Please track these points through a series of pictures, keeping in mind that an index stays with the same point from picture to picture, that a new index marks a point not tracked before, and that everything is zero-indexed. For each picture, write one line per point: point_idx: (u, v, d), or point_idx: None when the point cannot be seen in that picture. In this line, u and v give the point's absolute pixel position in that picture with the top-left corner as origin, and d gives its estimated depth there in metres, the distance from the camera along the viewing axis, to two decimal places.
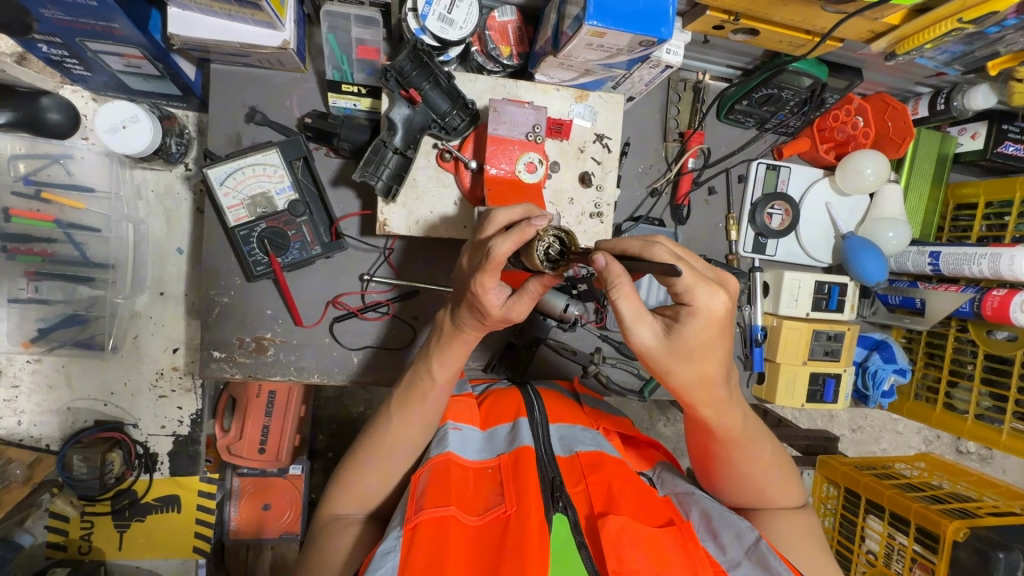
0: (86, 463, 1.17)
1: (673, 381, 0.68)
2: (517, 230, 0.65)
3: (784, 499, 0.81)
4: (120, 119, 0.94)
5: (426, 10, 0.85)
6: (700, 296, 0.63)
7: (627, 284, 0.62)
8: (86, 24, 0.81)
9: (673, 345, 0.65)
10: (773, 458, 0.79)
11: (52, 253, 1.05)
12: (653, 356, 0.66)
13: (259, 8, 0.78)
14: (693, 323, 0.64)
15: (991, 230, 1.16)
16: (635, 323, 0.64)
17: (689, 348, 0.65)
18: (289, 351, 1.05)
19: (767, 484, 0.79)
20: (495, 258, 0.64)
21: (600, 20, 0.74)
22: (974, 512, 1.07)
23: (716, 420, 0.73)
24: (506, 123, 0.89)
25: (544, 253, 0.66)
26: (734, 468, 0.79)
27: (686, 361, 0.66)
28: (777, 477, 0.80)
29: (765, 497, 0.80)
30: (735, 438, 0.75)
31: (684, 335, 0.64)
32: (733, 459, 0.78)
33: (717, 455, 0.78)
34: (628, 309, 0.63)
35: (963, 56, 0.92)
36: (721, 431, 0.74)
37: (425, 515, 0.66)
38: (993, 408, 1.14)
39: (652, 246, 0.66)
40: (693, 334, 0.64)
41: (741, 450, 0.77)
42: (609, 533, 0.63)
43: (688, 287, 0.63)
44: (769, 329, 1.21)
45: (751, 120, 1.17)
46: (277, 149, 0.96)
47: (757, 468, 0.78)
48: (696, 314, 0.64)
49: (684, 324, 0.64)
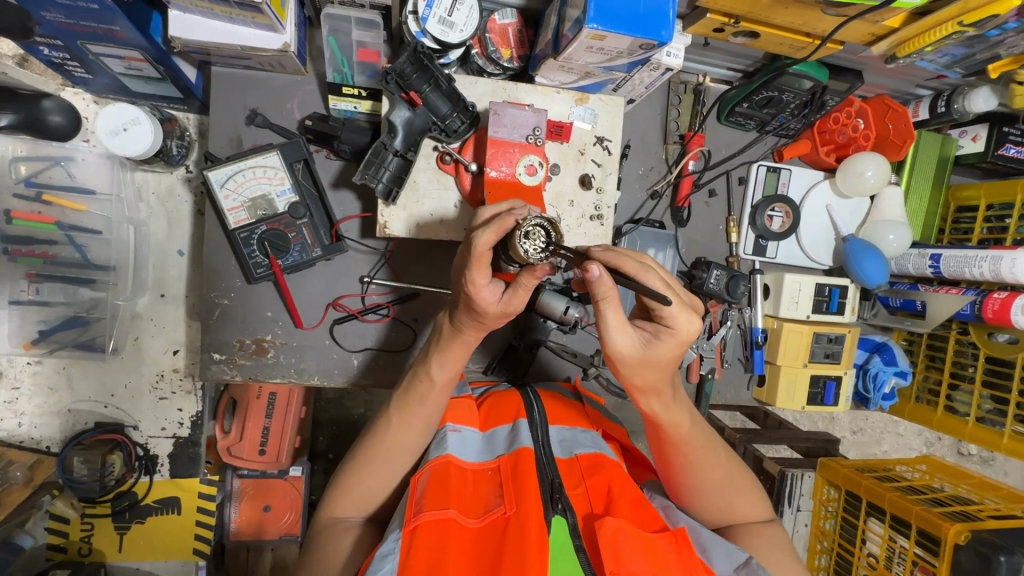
0: (86, 465, 1.16)
1: (637, 382, 0.70)
2: (498, 220, 0.65)
3: (750, 511, 0.81)
4: (121, 122, 0.94)
5: (427, 13, 0.85)
6: (683, 320, 0.65)
7: (614, 293, 0.64)
8: (87, 26, 0.81)
9: (643, 355, 0.67)
10: (731, 469, 0.81)
11: (53, 254, 1.05)
12: (624, 363, 0.68)
13: (260, 11, 0.79)
14: (669, 343, 0.66)
15: (992, 233, 1.16)
16: (615, 333, 0.65)
17: (659, 362, 0.67)
18: (290, 354, 1.06)
19: (730, 496, 0.80)
20: (478, 250, 0.65)
21: (600, 23, 0.74)
22: (975, 515, 1.07)
23: (675, 427, 0.75)
24: (506, 125, 0.89)
25: (529, 248, 0.66)
26: (697, 480, 0.79)
27: (652, 369, 0.68)
28: (738, 489, 0.81)
29: (731, 510, 0.81)
30: (693, 448, 0.77)
31: (657, 350, 0.66)
32: (695, 471, 0.78)
33: (677, 467, 0.79)
34: (612, 320, 0.65)
35: (964, 58, 0.92)
36: (677, 440, 0.76)
37: (424, 517, 0.66)
38: (994, 411, 1.14)
39: (646, 270, 0.65)
40: (667, 352, 0.66)
41: (700, 460, 0.78)
42: (608, 535, 0.62)
43: (673, 311, 0.65)
44: (770, 331, 1.22)
45: (752, 122, 1.17)
46: (278, 151, 0.96)
47: (717, 480, 0.79)
48: (674, 337, 0.66)
49: (662, 342, 0.66)
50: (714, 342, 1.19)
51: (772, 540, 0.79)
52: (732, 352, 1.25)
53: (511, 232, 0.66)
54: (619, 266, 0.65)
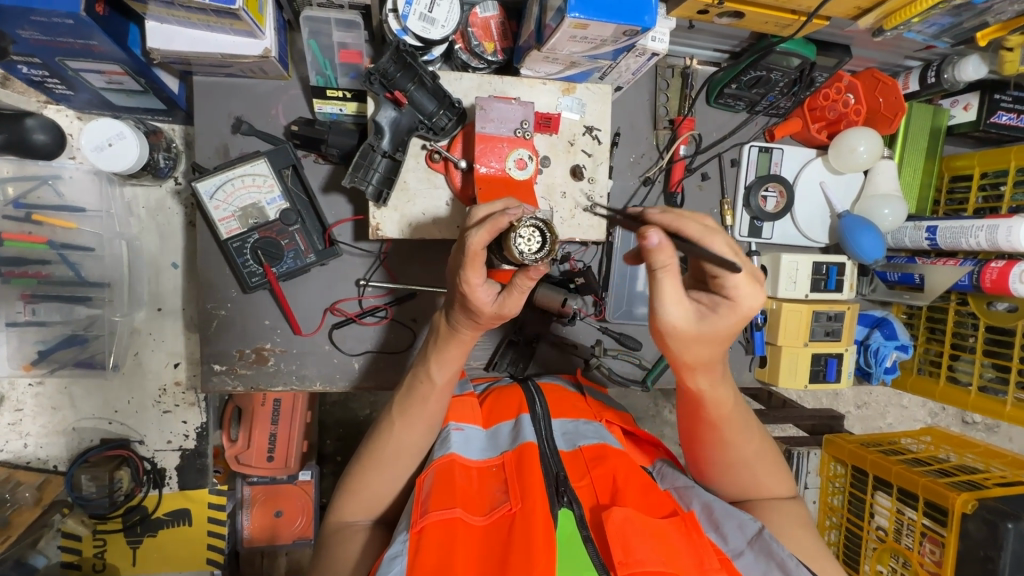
0: (95, 483, 1.19)
1: (686, 358, 0.69)
2: (492, 220, 0.64)
3: (778, 488, 0.81)
4: (106, 137, 0.94)
5: (407, 10, 0.84)
6: (745, 292, 0.63)
7: (676, 265, 0.62)
8: (65, 42, 0.80)
9: (699, 328, 0.65)
10: (762, 446, 0.80)
11: (46, 274, 1.05)
12: (675, 336, 0.66)
13: (237, 17, 0.77)
14: (729, 316, 0.64)
15: (987, 202, 1.15)
16: (670, 304, 0.64)
17: (714, 337, 0.66)
18: (290, 361, 1.05)
19: (755, 472, 0.80)
20: (472, 249, 0.65)
21: (582, 11, 0.73)
22: (982, 484, 1.07)
23: (715, 400, 0.75)
24: (493, 120, 0.88)
25: (523, 246, 0.67)
26: (724, 456, 0.79)
27: (707, 342, 0.67)
28: (766, 464, 0.80)
29: (755, 485, 0.80)
30: (727, 422, 0.77)
31: (715, 322, 0.65)
32: (725, 446, 0.78)
33: (708, 442, 0.79)
34: (669, 289, 0.63)
35: (951, 28, 0.91)
36: (714, 413, 0.76)
37: (430, 518, 0.66)
38: (996, 379, 1.14)
39: (712, 234, 0.63)
40: (723, 326, 0.65)
41: (731, 435, 0.77)
42: (615, 525, 0.63)
43: (734, 283, 0.63)
44: (769, 312, 1.22)
45: (741, 103, 1.16)
46: (266, 158, 0.95)
47: (746, 455, 0.79)
48: (733, 310, 0.64)
49: (719, 314, 0.65)
50: None
51: (794, 518, 0.78)
52: None
53: (506, 230, 0.66)
54: (682, 230, 0.63)
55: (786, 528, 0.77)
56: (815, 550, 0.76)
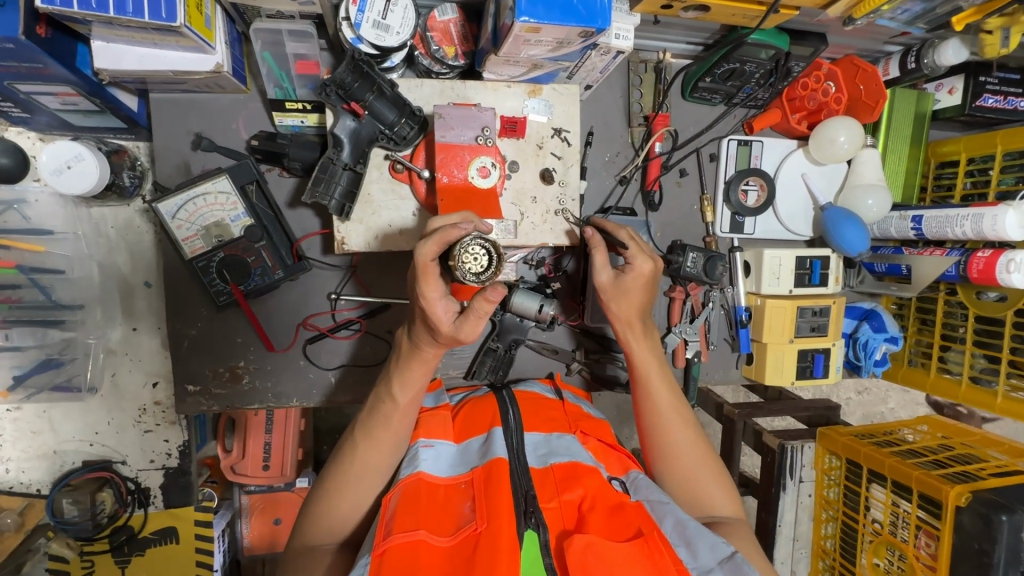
0: (77, 506, 1.19)
1: (617, 314, 0.90)
2: (441, 231, 0.64)
3: (721, 492, 0.85)
4: (64, 159, 0.92)
5: (359, 18, 0.81)
6: (638, 259, 0.88)
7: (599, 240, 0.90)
8: (10, 67, 0.78)
9: (617, 286, 0.89)
10: (701, 444, 0.87)
11: (17, 299, 1.03)
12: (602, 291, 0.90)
13: (181, 34, 0.75)
14: (632, 277, 0.88)
15: (976, 187, 1.12)
16: (599, 267, 0.89)
17: (629, 292, 0.89)
18: (265, 378, 1.04)
19: (694, 467, 0.86)
20: (421, 262, 0.64)
21: (531, 15, 0.70)
22: (976, 475, 1.05)
23: (643, 363, 0.90)
24: (454, 127, 0.86)
25: (467, 270, 0.67)
26: (666, 445, 0.87)
27: (621, 299, 0.89)
28: (704, 468, 0.86)
29: (696, 489, 0.85)
30: (660, 402, 0.88)
31: (627, 282, 0.89)
32: (662, 432, 0.87)
33: (647, 426, 0.89)
34: (598, 258, 0.89)
35: (925, 13, 0.88)
36: (651, 386, 0.88)
37: (393, 540, 0.65)
38: (987, 369, 1.11)
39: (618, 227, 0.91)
40: (631, 283, 0.89)
41: (667, 420, 0.87)
42: (576, 553, 0.61)
43: (630, 253, 0.88)
44: (753, 309, 1.19)
45: (718, 96, 1.13)
46: (227, 175, 0.93)
47: (684, 445, 0.87)
48: (636, 272, 0.88)
49: (626, 276, 0.89)
50: (697, 325, 1.17)
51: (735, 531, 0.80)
52: (718, 333, 1.23)
53: (456, 243, 0.66)
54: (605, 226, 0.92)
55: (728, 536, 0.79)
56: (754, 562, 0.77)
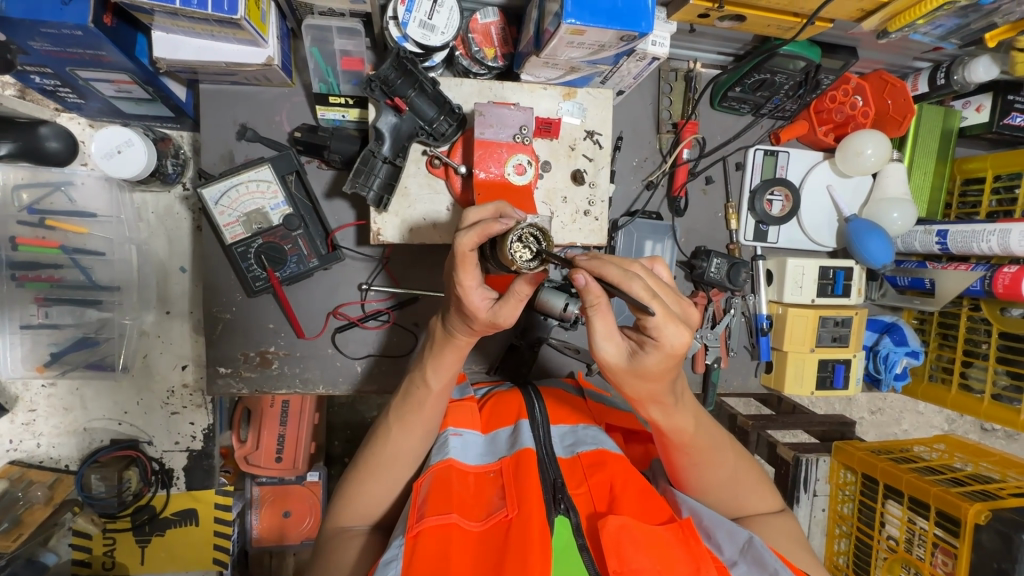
0: (105, 482, 1.22)
1: (629, 391, 0.68)
2: (482, 224, 0.64)
3: (761, 501, 0.82)
4: (114, 145, 0.96)
5: (407, 17, 0.84)
6: (666, 335, 0.60)
7: (603, 304, 0.62)
8: (75, 53, 0.82)
9: (632, 368, 0.64)
10: (739, 464, 0.80)
11: (59, 278, 1.08)
12: (613, 371, 0.66)
13: (239, 27, 0.79)
14: (654, 356, 0.62)
15: (1001, 205, 1.12)
16: (603, 340, 0.64)
17: (648, 375, 0.64)
18: (293, 364, 1.07)
19: (735, 485, 0.80)
20: (460, 251, 0.65)
21: (578, 17, 0.73)
22: (996, 494, 1.03)
23: (674, 429, 0.73)
24: (493, 125, 0.88)
25: (522, 253, 0.65)
26: (703, 479, 0.78)
27: (639, 381, 0.66)
28: (744, 481, 0.80)
29: (737, 504, 0.81)
30: (695, 448, 0.75)
31: (644, 363, 0.63)
32: (700, 467, 0.77)
33: (683, 466, 0.77)
34: (600, 327, 0.63)
35: (959, 29, 0.90)
36: (679, 440, 0.74)
37: (427, 523, 0.66)
38: (1010, 387, 1.10)
39: (631, 278, 0.60)
40: (653, 365, 0.63)
41: (705, 458, 0.76)
42: (610, 533, 0.63)
43: (653, 323, 0.59)
44: (775, 318, 1.20)
45: (746, 106, 1.15)
46: (269, 164, 0.96)
47: (723, 478, 0.78)
48: (659, 349, 0.62)
49: (646, 353, 0.63)
50: (718, 331, 1.17)
51: (784, 532, 0.80)
52: (739, 340, 1.24)
53: (498, 236, 0.66)
54: (606, 276, 0.60)
55: (780, 541, 0.78)
56: (805, 558, 0.78)
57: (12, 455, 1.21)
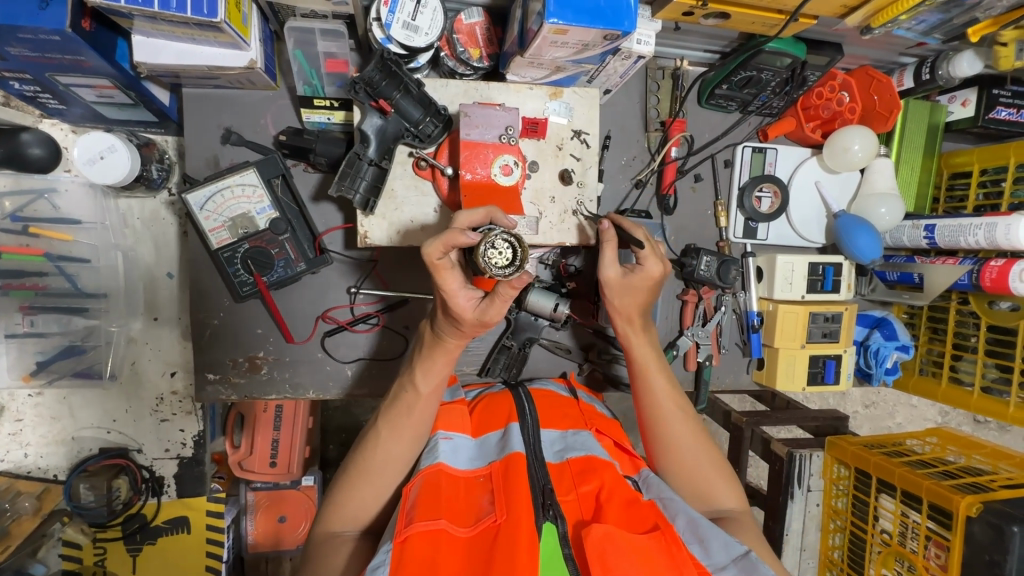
0: (93, 491, 1.20)
1: (617, 305, 0.89)
2: (448, 234, 0.65)
3: (725, 492, 0.87)
4: (97, 150, 0.95)
5: (390, 18, 0.84)
6: (650, 261, 0.86)
7: (611, 235, 0.87)
8: (53, 58, 0.81)
9: (623, 282, 0.87)
10: (704, 442, 0.89)
11: (44, 286, 1.06)
12: (608, 287, 0.88)
13: (220, 30, 0.78)
14: (641, 277, 0.87)
15: (987, 199, 1.13)
16: (607, 261, 0.87)
17: (635, 288, 0.87)
18: (283, 369, 1.06)
19: (697, 459, 0.87)
20: (428, 260, 0.66)
21: (560, 17, 0.72)
22: (988, 486, 1.04)
23: (644, 358, 0.90)
24: (479, 126, 0.88)
25: (491, 260, 0.68)
26: (669, 441, 0.88)
27: (625, 295, 0.87)
28: (706, 461, 0.87)
29: (700, 483, 0.87)
30: (661, 397, 0.89)
31: (634, 280, 0.87)
32: (664, 425, 0.88)
33: (648, 419, 0.89)
34: (607, 254, 0.87)
35: (942, 24, 0.91)
36: (645, 375, 0.90)
37: (415, 528, 0.66)
38: (999, 379, 1.11)
39: (634, 225, 0.87)
40: (639, 282, 0.86)
41: (669, 414, 0.88)
42: (594, 542, 0.63)
43: (644, 253, 0.86)
44: (766, 314, 1.20)
45: (733, 103, 1.15)
46: (255, 168, 0.96)
47: (687, 443, 0.88)
48: (644, 273, 0.87)
49: (635, 275, 0.87)
50: (709, 329, 1.18)
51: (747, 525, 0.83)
52: (730, 337, 1.24)
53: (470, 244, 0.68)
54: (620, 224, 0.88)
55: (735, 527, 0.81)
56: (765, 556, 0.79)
57: None
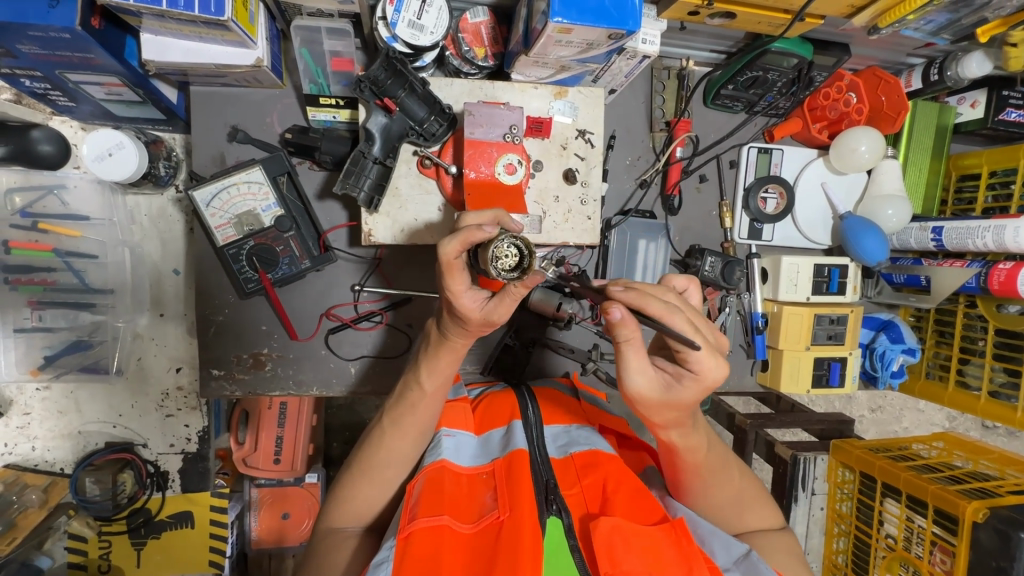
0: (98, 485, 1.22)
1: (655, 419, 0.67)
2: (464, 231, 0.64)
3: (761, 519, 0.81)
4: (106, 147, 0.96)
5: (396, 17, 0.84)
6: (705, 371, 0.60)
7: (636, 336, 0.60)
8: (63, 56, 0.82)
9: (664, 397, 0.63)
10: (742, 478, 0.80)
11: (52, 281, 1.08)
12: (643, 403, 0.64)
13: (227, 28, 0.79)
14: (692, 388, 0.62)
15: (996, 202, 1.11)
16: (635, 372, 0.62)
17: (681, 405, 0.63)
18: (287, 366, 1.07)
19: (737, 499, 0.79)
20: (444, 260, 0.65)
21: (565, 15, 0.72)
22: (995, 492, 1.03)
23: (687, 447, 0.72)
24: (483, 125, 0.88)
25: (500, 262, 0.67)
26: (708, 493, 0.77)
27: (667, 409, 0.64)
28: (744, 495, 0.80)
29: (738, 517, 0.80)
30: (703, 465, 0.75)
31: (680, 394, 0.62)
32: (707, 491, 0.77)
33: (689, 487, 0.77)
34: (633, 362, 0.61)
35: (950, 24, 0.90)
36: (689, 458, 0.73)
37: (418, 524, 0.66)
38: (1007, 384, 1.10)
39: (674, 312, 0.60)
40: (688, 398, 0.62)
41: (712, 470, 0.75)
42: (602, 534, 0.63)
43: (697, 360, 0.60)
44: (770, 315, 1.20)
45: (739, 104, 1.15)
46: (260, 166, 0.96)
47: (727, 491, 0.77)
48: (697, 382, 0.61)
49: (683, 386, 0.62)
50: None
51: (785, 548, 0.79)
52: (734, 338, 1.23)
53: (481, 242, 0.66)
54: (648, 309, 0.60)
55: (780, 559, 0.77)
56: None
57: (7, 459, 1.21)
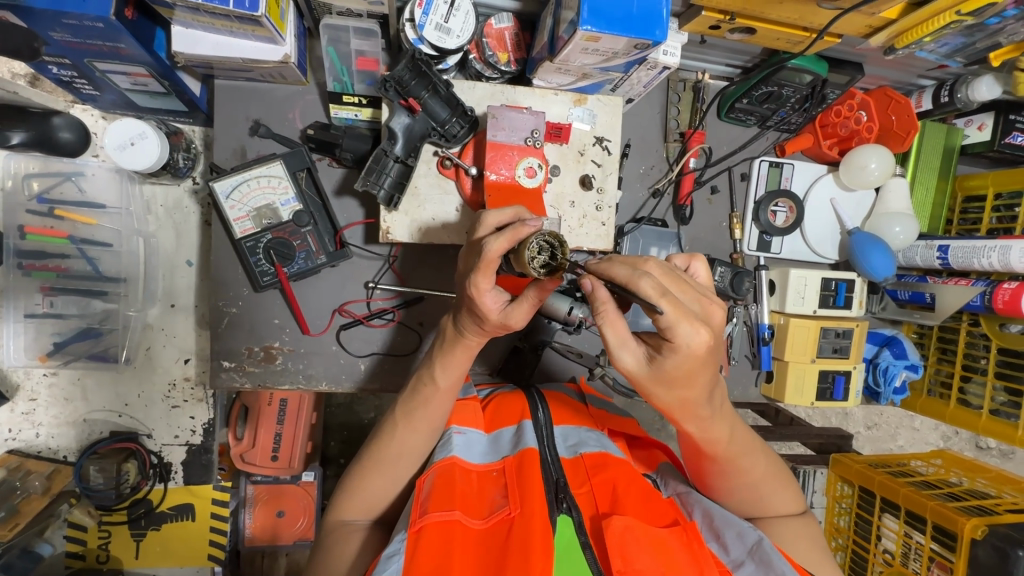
0: (103, 474, 1.23)
1: (660, 400, 0.66)
2: (511, 229, 0.65)
3: (783, 506, 0.80)
4: (129, 136, 0.97)
5: (423, 20, 0.85)
6: (683, 339, 0.57)
7: (609, 313, 0.61)
8: (94, 45, 0.83)
9: (657, 373, 0.61)
10: (767, 464, 0.79)
11: (65, 268, 1.08)
12: (637, 380, 0.63)
13: (259, 23, 0.80)
14: (673, 359, 0.59)
15: (1001, 223, 1.14)
16: (618, 347, 0.62)
17: (671, 379, 0.61)
18: (297, 360, 1.07)
19: (761, 485, 0.78)
20: (487, 258, 0.65)
21: (594, 24, 0.74)
22: (992, 510, 1.04)
23: (708, 439, 0.72)
24: (505, 128, 0.89)
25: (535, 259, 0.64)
26: (729, 480, 0.77)
27: (666, 387, 0.63)
28: (769, 482, 0.79)
29: (759, 505, 0.80)
30: (728, 448, 0.74)
31: (667, 367, 0.60)
32: (729, 476, 0.77)
33: (710, 469, 0.77)
34: (612, 336, 0.62)
35: (964, 47, 0.92)
36: (710, 448, 0.73)
37: (429, 518, 0.66)
38: (1008, 403, 1.11)
39: (640, 276, 0.57)
40: (673, 369, 0.60)
41: (740, 453, 0.75)
42: (615, 533, 0.63)
43: (667, 323, 0.57)
44: (776, 327, 1.21)
45: (753, 117, 1.17)
46: (281, 161, 0.98)
47: (753, 473, 0.77)
48: (676, 352, 0.58)
49: (664, 357, 0.60)
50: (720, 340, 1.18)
51: (801, 536, 0.79)
52: (740, 349, 1.24)
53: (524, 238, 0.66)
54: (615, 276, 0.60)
55: (793, 546, 0.78)
56: (824, 565, 0.78)
57: (10, 445, 1.21)
